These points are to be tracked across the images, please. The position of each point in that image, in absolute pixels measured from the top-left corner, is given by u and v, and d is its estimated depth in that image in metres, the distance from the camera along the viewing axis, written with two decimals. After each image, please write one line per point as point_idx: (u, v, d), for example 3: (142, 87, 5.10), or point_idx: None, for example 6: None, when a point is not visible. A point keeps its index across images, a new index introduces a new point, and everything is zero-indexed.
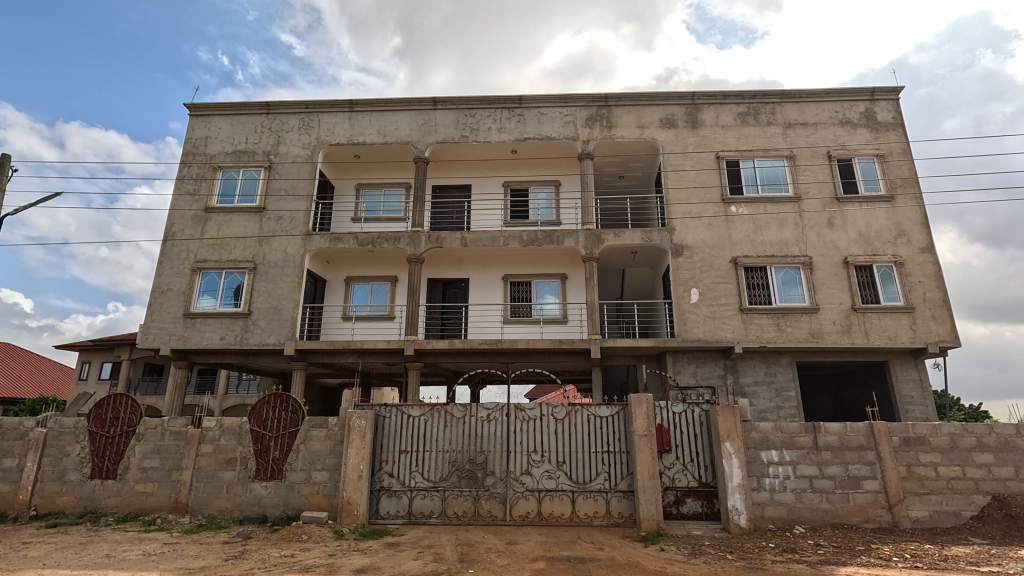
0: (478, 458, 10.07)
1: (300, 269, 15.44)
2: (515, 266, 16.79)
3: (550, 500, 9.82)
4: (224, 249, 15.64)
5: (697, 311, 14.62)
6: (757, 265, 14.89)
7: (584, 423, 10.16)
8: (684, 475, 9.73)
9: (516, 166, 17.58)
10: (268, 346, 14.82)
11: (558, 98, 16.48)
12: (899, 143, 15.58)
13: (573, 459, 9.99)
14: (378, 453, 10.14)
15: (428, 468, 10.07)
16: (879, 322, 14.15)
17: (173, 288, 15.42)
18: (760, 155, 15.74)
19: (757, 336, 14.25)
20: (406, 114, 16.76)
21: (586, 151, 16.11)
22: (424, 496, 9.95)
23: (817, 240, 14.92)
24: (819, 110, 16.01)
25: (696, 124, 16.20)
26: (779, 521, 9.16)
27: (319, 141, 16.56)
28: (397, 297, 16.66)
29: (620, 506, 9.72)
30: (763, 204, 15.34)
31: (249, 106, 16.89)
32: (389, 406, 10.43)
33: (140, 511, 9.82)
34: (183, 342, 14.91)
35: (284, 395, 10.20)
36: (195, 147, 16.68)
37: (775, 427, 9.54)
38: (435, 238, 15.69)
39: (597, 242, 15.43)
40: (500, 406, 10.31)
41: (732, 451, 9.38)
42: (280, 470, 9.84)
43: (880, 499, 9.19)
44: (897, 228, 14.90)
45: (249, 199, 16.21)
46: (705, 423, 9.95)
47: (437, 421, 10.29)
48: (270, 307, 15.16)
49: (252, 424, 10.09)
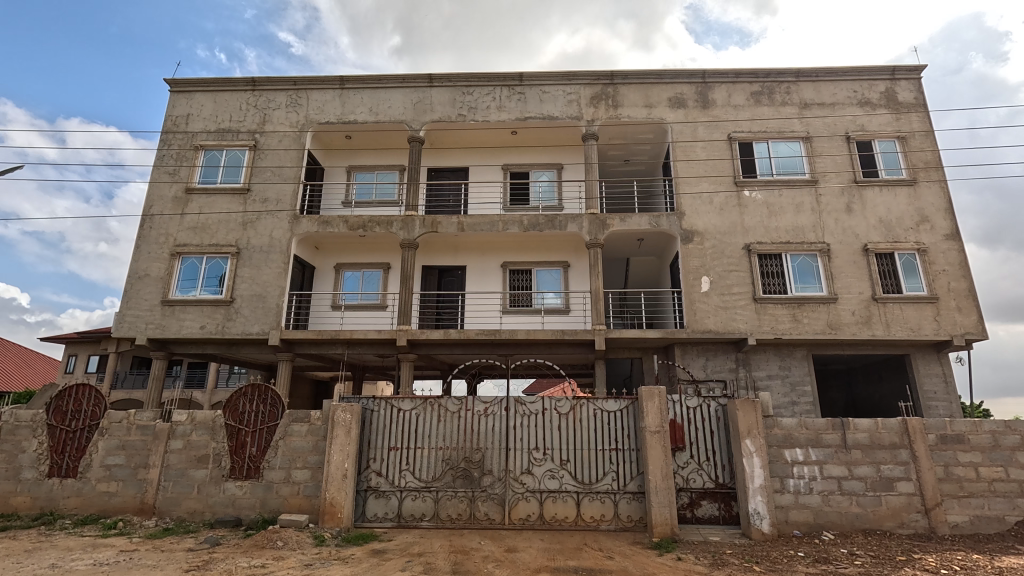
0: (474, 456, 9.23)
1: (286, 254, 14.52)
2: (514, 253, 15.90)
3: (552, 502, 8.97)
4: (206, 233, 14.72)
5: (707, 300, 13.74)
6: (772, 252, 14.03)
7: (589, 418, 9.33)
8: (699, 476, 8.91)
9: (516, 149, 16.69)
10: (251, 336, 13.93)
11: (561, 75, 15.57)
12: (922, 124, 14.71)
13: (578, 458, 9.15)
14: (365, 450, 9.31)
15: (419, 467, 9.23)
16: (901, 312, 13.31)
17: (151, 274, 14.46)
18: (774, 137, 14.89)
19: (771, 327, 13.41)
20: (400, 92, 15.82)
21: (590, 131, 15.22)
22: (415, 497, 9.10)
23: (834, 225, 14.07)
24: (836, 90, 15.14)
25: (706, 103, 15.30)
26: (805, 526, 8.34)
27: (307, 120, 15.63)
28: (390, 285, 15.77)
29: (629, 509, 8.87)
30: (778, 188, 14.48)
31: (233, 82, 15.94)
32: (378, 399, 9.61)
33: (101, 513, 8.91)
34: (161, 330, 13.97)
35: (262, 387, 9.36)
36: (175, 125, 15.71)
37: (799, 423, 8.74)
38: (430, 223, 14.77)
39: (602, 228, 14.54)
40: (498, 399, 9.46)
41: (752, 449, 8.54)
42: (257, 469, 8.99)
43: (915, 503, 8.37)
44: (920, 214, 14.05)
45: (233, 180, 15.27)
46: (722, 418, 9.15)
47: (430, 416, 9.46)
48: (254, 294, 14.24)
49: (227, 418, 9.24)
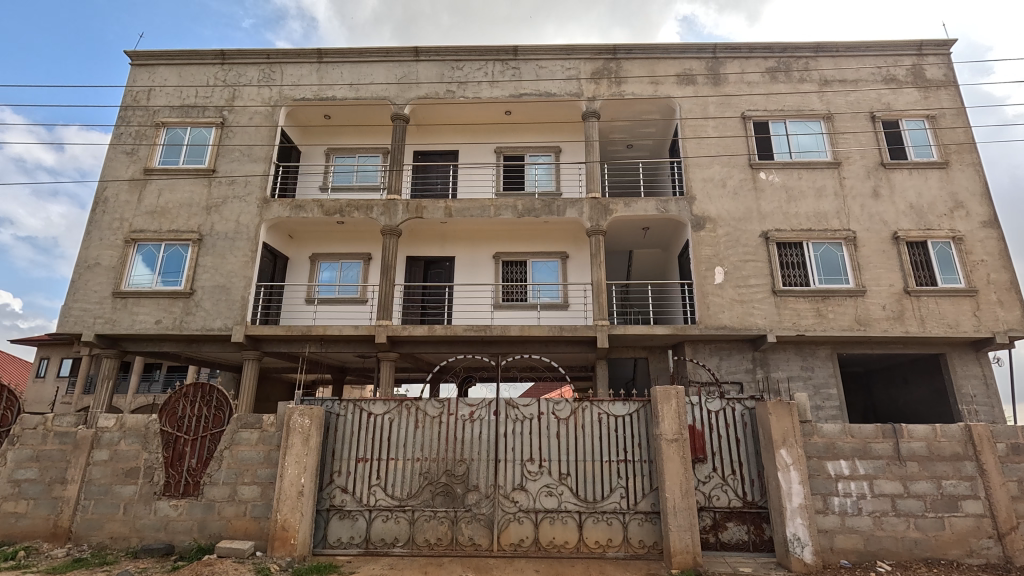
0: (457, 469, 7.79)
1: (254, 241, 13.07)
2: (507, 243, 14.51)
3: (550, 524, 7.51)
4: (166, 218, 13.26)
5: (721, 294, 12.37)
6: (792, 241, 12.69)
7: (593, 423, 7.92)
8: (724, 492, 7.50)
9: (511, 131, 15.38)
10: (212, 332, 12.44)
11: (559, 49, 14.26)
12: (952, 103, 13.48)
13: (580, 471, 7.74)
14: (328, 462, 7.86)
15: (392, 482, 7.78)
16: (936, 307, 11.99)
17: (102, 262, 12.95)
18: (792, 116, 13.64)
19: (792, 323, 12.06)
20: (383, 66, 14.47)
21: (591, 109, 13.91)
22: (387, 518, 7.63)
23: (860, 211, 12.77)
24: (859, 66, 13.89)
25: (718, 80, 14.01)
26: (854, 555, 6.95)
27: (281, 96, 14.24)
28: (370, 277, 14.36)
29: (641, 533, 7.43)
30: (797, 171, 13.19)
31: (200, 54, 14.52)
32: (344, 402, 8.17)
33: (5, 540, 7.39)
34: (112, 326, 12.47)
35: (207, 386, 7.91)
36: (135, 101, 14.27)
37: (843, 430, 7.36)
38: (415, 207, 13.36)
39: (604, 213, 13.16)
40: (487, 402, 8.04)
41: (789, 462, 7.13)
42: (196, 485, 7.51)
43: (985, 526, 6.98)
44: (953, 199, 12.76)
45: (197, 160, 13.84)
46: (750, 425, 7.77)
47: (405, 421, 8.02)
48: (217, 286, 12.77)
49: (163, 424, 7.77)
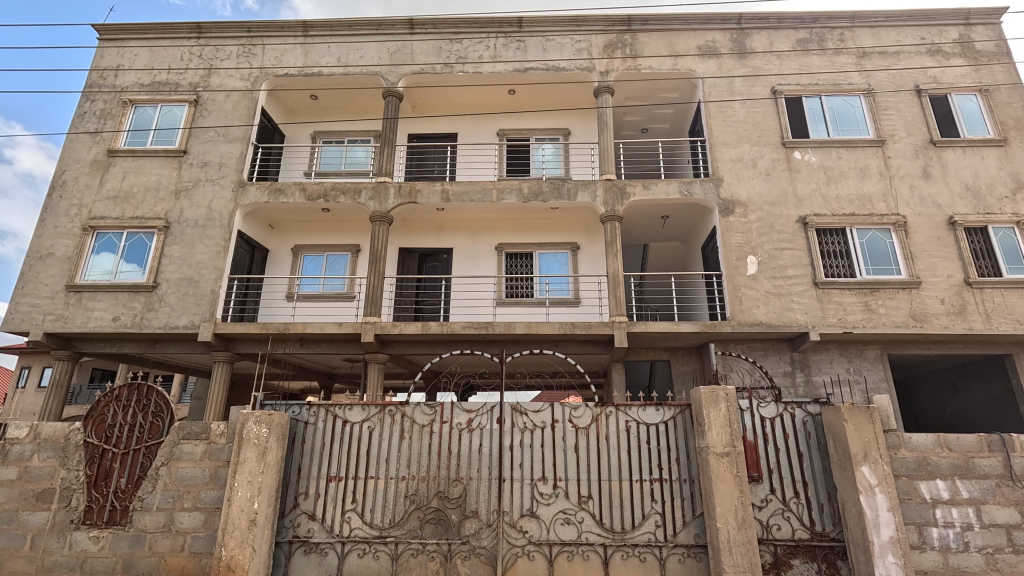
0: (451, 490, 6.26)
1: (227, 229, 11.65)
2: (511, 233, 13.08)
3: (568, 561, 5.95)
4: (130, 203, 11.88)
5: (756, 286, 10.89)
6: (833, 227, 11.23)
7: (619, 434, 6.39)
8: (787, 520, 5.94)
9: (514, 112, 14.09)
10: (176, 331, 10.98)
11: (568, 19, 12.90)
12: (1007, 76, 12.10)
13: (604, 493, 6.19)
14: (292, 481, 6.35)
15: (371, 506, 6.24)
16: (1003, 301, 10.49)
17: (55, 253, 11.52)
18: (828, 90, 12.28)
19: (838, 319, 10.55)
20: (374, 39, 13.14)
21: (604, 84, 12.56)
22: (363, 552, 6.07)
23: (909, 193, 11.32)
24: (900, 37, 12.53)
25: (744, 53, 12.65)
26: None
27: (262, 72, 12.94)
28: (359, 270, 12.95)
29: (682, 572, 5.86)
30: (836, 149, 11.77)
31: (173, 28, 13.20)
32: (314, 408, 6.65)
33: None
34: (63, 324, 11.01)
35: (145, 387, 6.36)
36: (101, 78, 12.94)
37: (937, 441, 5.83)
38: (408, 191, 11.95)
39: (621, 196, 11.73)
40: (489, 407, 6.52)
41: (873, 483, 5.59)
42: (123, 512, 5.97)
43: None
44: (1014, 179, 11.31)
45: (168, 140, 12.50)
46: (815, 435, 6.23)
47: (388, 431, 6.50)
48: (185, 278, 11.33)
49: (87, 434, 6.23)
